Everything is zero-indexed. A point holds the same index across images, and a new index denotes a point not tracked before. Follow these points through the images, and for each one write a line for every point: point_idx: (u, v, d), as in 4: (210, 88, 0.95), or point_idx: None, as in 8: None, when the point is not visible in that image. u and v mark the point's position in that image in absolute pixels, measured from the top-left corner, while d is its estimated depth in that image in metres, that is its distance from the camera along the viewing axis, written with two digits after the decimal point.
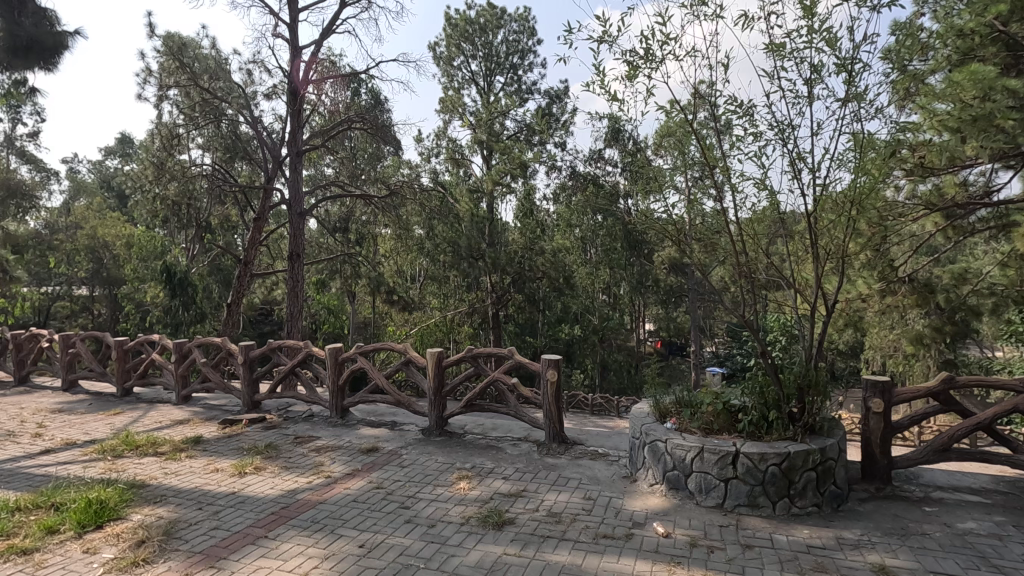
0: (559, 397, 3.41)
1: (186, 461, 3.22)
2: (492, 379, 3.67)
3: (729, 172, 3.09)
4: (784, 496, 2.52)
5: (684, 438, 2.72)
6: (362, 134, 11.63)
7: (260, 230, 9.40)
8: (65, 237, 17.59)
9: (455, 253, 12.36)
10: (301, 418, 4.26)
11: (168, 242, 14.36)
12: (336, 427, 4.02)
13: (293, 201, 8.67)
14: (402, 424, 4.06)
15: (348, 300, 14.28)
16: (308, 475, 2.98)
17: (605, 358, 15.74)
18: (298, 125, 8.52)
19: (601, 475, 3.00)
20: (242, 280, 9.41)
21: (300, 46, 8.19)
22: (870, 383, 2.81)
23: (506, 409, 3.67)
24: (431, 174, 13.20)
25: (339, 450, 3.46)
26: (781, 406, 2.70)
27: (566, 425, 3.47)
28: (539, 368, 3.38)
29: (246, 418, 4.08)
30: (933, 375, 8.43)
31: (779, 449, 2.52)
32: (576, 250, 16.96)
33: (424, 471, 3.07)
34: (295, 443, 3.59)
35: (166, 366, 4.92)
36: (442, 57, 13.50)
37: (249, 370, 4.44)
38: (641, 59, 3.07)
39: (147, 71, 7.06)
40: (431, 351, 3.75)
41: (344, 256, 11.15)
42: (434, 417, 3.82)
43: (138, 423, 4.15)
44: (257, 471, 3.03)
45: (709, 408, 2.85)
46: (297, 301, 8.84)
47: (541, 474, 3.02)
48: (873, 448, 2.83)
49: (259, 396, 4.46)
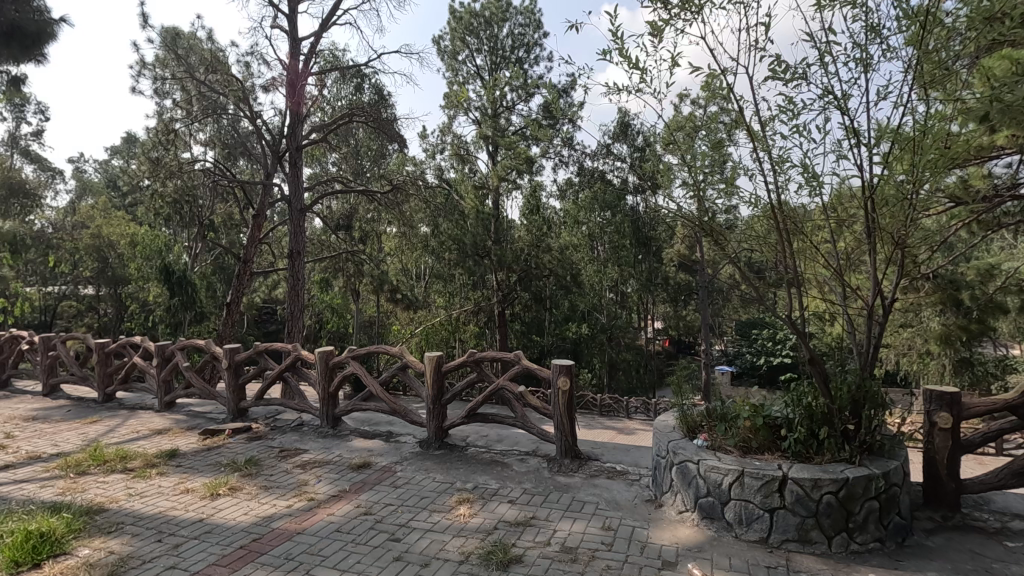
0: (571, 407, 3.15)
1: (156, 479, 3.00)
2: (498, 386, 3.41)
3: (771, 147, 2.67)
4: (842, 531, 2.25)
5: (720, 460, 2.45)
6: (366, 130, 11.43)
7: (260, 227, 9.17)
8: (68, 236, 17.49)
9: (461, 251, 12.01)
10: (289, 427, 4.04)
11: (172, 241, 14.22)
12: (327, 438, 3.79)
13: (293, 195, 8.42)
14: (399, 435, 3.81)
15: (352, 300, 14.09)
16: (288, 498, 2.74)
17: (614, 358, 15.43)
18: (299, 119, 8.29)
19: (621, 498, 2.75)
20: (242, 278, 9.18)
21: (300, 38, 7.95)
22: (936, 395, 2.55)
23: (513, 418, 3.41)
24: (436, 170, 12.98)
25: (327, 466, 3.24)
26: (833, 422, 2.42)
27: (577, 438, 3.21)
28: (550, 375, 3.12)
29: (229, 429, 3.86)
30: (955, 375, 8.14)
31: (833, 473, 2.25)
32: (584, 247, 16.60)
33: (421, 492, 2.83)
34: (279, 458, 3.36)
35: (148, 371, 4.71)
36: (446, 51, 13.27)
37: (234, 375, 4.23)
38: (673, 11, 2.68)
39: (142, 63, 6.87)
40: (430, 354, 3.50)
41: (348, 254, 10.94)
42: (433, 426, 3.58)
43: (113, 433, 3.94)
44: (231, 493, 2.80)
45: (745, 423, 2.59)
46: (298, 300, 8.61)
47: (553, 497, 2.77)
48: (938, 469, 2.57)
49: (244, 403, 4.24)
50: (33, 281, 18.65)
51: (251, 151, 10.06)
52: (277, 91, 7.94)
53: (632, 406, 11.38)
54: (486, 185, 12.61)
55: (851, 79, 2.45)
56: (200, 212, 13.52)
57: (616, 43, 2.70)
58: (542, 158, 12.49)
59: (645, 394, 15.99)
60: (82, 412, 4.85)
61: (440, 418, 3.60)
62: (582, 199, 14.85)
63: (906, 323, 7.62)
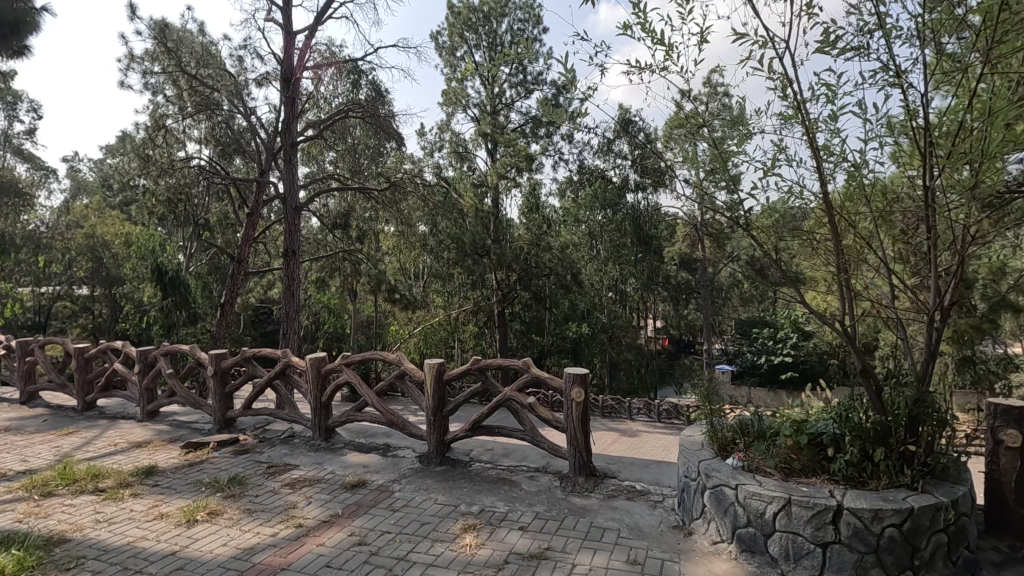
0: (586, 419, 2.99)
1: (128, 502, 2.81)
2: (506, 397, 3.23)
3: (813, 129, 2.29)
4: (907, 568, 2.08)
5: (761, 486, 2.29)
6: (364, 126, 11.24)
7: (254, 226, 8.93)
8: (61, 236, 17.27)
9: (459, 250, 11.78)
10: (279, 439, 3.87)
11: (166, 240, 14.02)
12: (320, 451, 3.62)
13: (288, 192, 8.19)
14: (396, 449, 3.63)
15: (349, 300, 13.91)
16: (274, 525, 2.55)
17: (615, 358, 15.21)
18: (294, 114, 8.10)
19: (645, 525, 2.59)
20: (236, 279, 8.95)
21: (294, 31, 7.72)
22: (1003, 412, 2.50)
23: (521, 432, 3.22)
24: (435, 169, 12.80)
25: (318, 485, 3.07)
26: (890, 440, 2.32)
27: (592, 453, 3.06)
28: (563, 385, 2.97)
29: (213, 442, 3.69)
30: (964, 376, 8.00)
31: (892, 499, 2.11)
32: (583, 246, 15.82)
33: (424, 517, 2.65)
34: (267, 476, 3.19)
35: (130, 378, 4.54)
36: (444, 47, 13.07)
37: (221, 383, 4.07)
38: None
39: (131, 56, 6.65)
40: (431, 362, 3.31)
41: (345, 253, 10.74)
42: (433, 441, 3.38)
43: (88, 447, 3.75)
44: (210, 518, 2.61)
45: (787, 441, 2.47)
46: (293, 300, 8.40)
47: (570, 523, 2.59)
48: (1006, 492, 2.50)
49: (231, 412, 4.08)
50: (26, 282, 18.40)
51: (244, 148, 9.85)
52: (270, 84, 7.74)
53: (634, 407, 11.19)
54: (485, 182, 12.45)
55: (900, 65, 2.03)
56: (195, 211, 13.31)
57: (638, 15, 2.39)
58: (542, 156, 12.36)
59: (646, 394, 15.83)
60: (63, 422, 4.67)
61: (441, 432, 3.40)
62: (582, 198, 14.68)
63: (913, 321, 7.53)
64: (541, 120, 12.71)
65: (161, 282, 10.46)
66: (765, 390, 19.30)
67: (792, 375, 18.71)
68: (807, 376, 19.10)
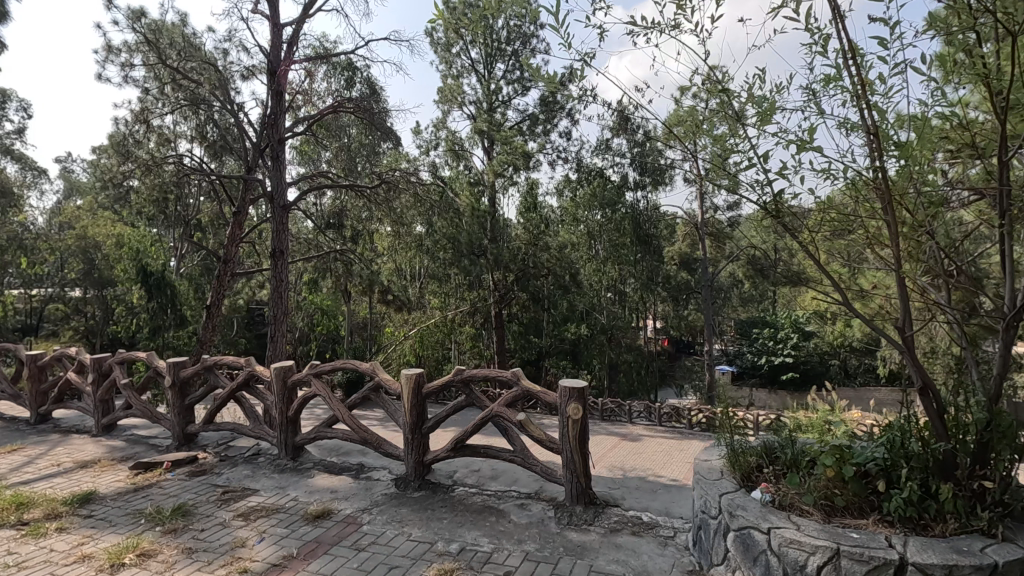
0: (583, 439, 2.78)
1: (52, 538, 2.67)
2: (492, 414, 3.02)
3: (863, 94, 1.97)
4: None
5: (803, 532, 2.02)
6: (358, 122, 10.98)
7: (241, 225, 8.63)
8: (53, 238, 17.12)
9: (456, 250, 11.43)
10: (240, 459, 3.87)
11: (158, 241, 13.81)
12: (285, 472, 3.57)
13: (276, 191, 7.93)
14: (371, 471, 3.52)
15: (342, 302, 13.70)
16: (216, 570, 2.33)
17: (614, 359, 14.77)
18: (280, 109, 7.80)
19: (656, 567, 2.35)
20: (223, 279, 8.62)
21: (282, 23, 7.45)
22: None
23: (510, 452, 3.01)
24: (430, 168, 12.57)
25: (274, 516, 2.90)
26: (958, 471, 2.13)
27: (592, 479, 2.85)
28: (559, 401, 2.80)
29: (165, 462, 3.69)
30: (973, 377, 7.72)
31: (968, 552, 1.85)
32: (582, 246, 15.68)
33: (397, 559, 2.40)
34: (218, 504, 3.06)
35: (85, 390, 4.68)
36: (440, 43, 12.81)
37: (180, 397, 4.15)
38: None
39: (109, 48, 6.38)
40: (407, 374, 3.16)
41: (336, 253, 10.41)
42: (411, 462, 3.25)
43: (29, 469, 3.77)
44: (140, 561, 2.41)
45: (827, 470, 2.25)
46: (281, 302, 8.09)
47: (571, 565, 2.34)
48: None
49: (190, 428, 4.16)
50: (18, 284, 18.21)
51: (232, 146, 9.61)
52: (256, 78, 7.48)
53: (636, 410, 10.94)
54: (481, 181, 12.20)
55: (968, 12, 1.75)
56: (186, 211, 13.07)
57: None
58: (539, 155, 12.17)
59: (646, 395, 15.62)
60: (26, 442, 4.49)
61: (420, 452, 3.26)
62: (580, 197, 14.44)
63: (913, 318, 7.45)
64: (538, 117, 12.48)
65: (146, 283, 10.12)
66: (766, 390, 19.10)
67: (793, 375, 18.52)
68: (808, 376, 18.91)
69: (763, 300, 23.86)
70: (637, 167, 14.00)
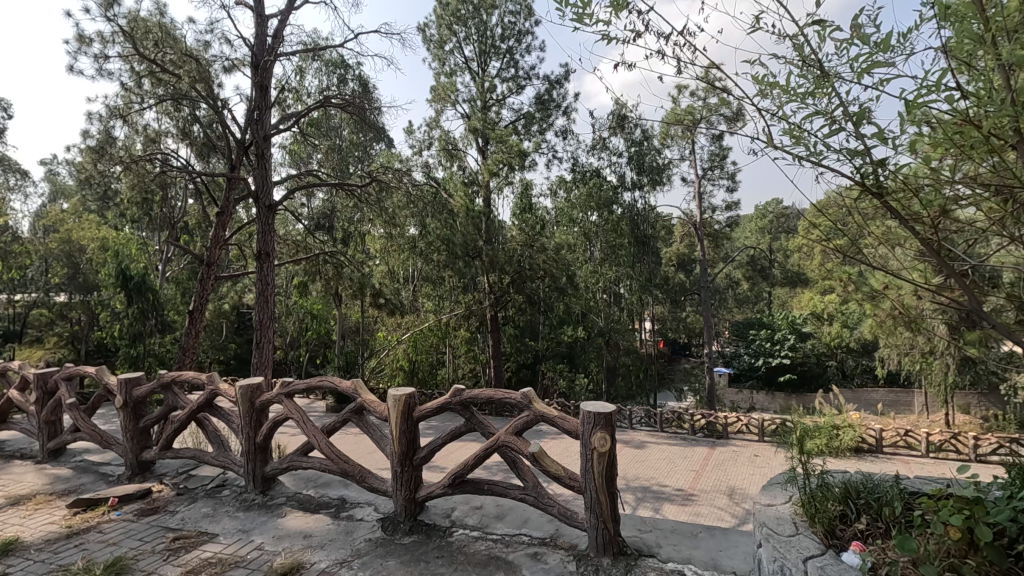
0: (611, 480, 2.49)
1: None
2: (499, 443, 2.75)
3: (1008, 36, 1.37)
4: None
5: None
6: (349, 118, 10.63)
7: (225, 226, 8.24)
8: (36, 242, 16.75)
9: (450, 252, 11.25)
10: (203, 492, 3.59)
11: (143, 245, 13.44)
12: (254, 510, 3.28)
13: (260, 189, 7.54)
14: (355, 508, 3.24)
15: (332, 306, 13.40)
16: None
17: (612, 363, 14.17)
18: (265, 105, 7.48)
19: None
20: (206, 282, 8.20)
21: (267, 15, 7.09)
22: None
23: (521, 488, 2.74)
24: (424, 168, 12.36)
25: (233, 572, 2.58)
26: None
27: (620, 524, 2.54)
28: (582, 431, 2.52)
29: (112, 497, 3.43)
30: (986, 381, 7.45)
31: None
32: (579, 247, 14.93)
33: None
34: (170, 555, 2.76)
35: (29, 411, 4.47)
36: (432, 40, 12.51)
37: (132, 419, 3.93)
38: None
39: (81, 38, 6.01)
40: (398, 398, 2.90)
41: (325, 255, 9.96)
42: (403, 499, 2.97)
43: None
44: None
45: (950, 531, 1.90)
46: (267, 307, 7.65)
47: None
48: None
49: (144, 453, 3.93)
50: None
51: (217, 144, 9.29)
52: (239, 72, 7.14)
53: (636, 416, 10.68)
54: (476, 180, 11.93)
55: None
56: (172, 212, 12.69)
57: None
58: (534, 154, 11.92)
59: (645, 398, 15.30)
60: None
61: (412, 487, 2.99)
62: (574, 198, 14.16)
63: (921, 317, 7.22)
64: (534, 116, 12.21)
65: (125, 288, 9.66)
66: (764, 392, 18.88)
67: (791, 377, 18.32)
68: (805, 378, 18.76)
69: (758, 300, 23.67)
70: (634, 166, 13.76)
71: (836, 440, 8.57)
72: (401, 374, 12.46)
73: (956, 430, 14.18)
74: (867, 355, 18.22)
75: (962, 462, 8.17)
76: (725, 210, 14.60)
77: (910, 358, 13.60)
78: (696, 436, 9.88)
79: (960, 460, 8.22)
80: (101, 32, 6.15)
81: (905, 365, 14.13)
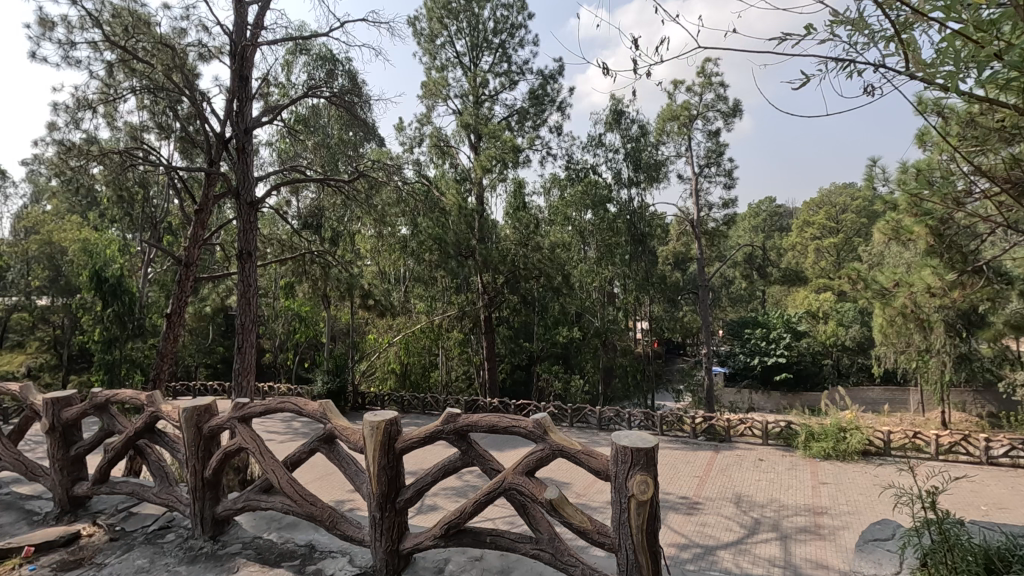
0: (651, 534, 2.18)
1: None
2: (507, 484, 2.46)
3: None
4: None
5: None
6: (336, 112, 10.23)
7: (204, 224, 7.86)
8: (15, 243, 16.21)
9: (442, 251, 10.82)
10: (141, 543, 3.25)
11: (124, 247, 13.02)
12: (203, 565, 2.93)
13: (241, 185, 7.16)
14: (319, 556, 2.95)
15: (320, 309, 13.01)
16: None
17: (609, 363, 13.82)
18: (245, 96, 7.08)
19: None
20: (184, 284, 7.78)
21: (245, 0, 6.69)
22: None
23: (533, 538, 2.42)
24: (415, 166, 12.03)
25: None
26: None
27: None
28: (614, 471, 2.25)
29: (29, 547, 3.11)
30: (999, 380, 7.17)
31: None
32: (573, 246, 14.47)
33: None
34: None
35: None
36: (423, 34, 12.13)
37: (63, 449, 3.70)
38: None
39: (44, 23, 5.60)
40: (375, 431, 2.63)
41: (309, 254, 9.54)
42: (383, 548, 2.69)
43: None
44: None
45: None
46: (249, 310, 7.22)
47: None
48: None
49: (76, 489, 3.70)
50: None
51: (195, 139, 8.85)
52: (217, 61, 6.77)
53: (634, 419, 10.42)
54: (467, 178, 11.75)
55: None
56: (153, 213, 12.27)
57: None
58: (527, 151, 11.64)
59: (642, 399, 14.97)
60: None
61: (392, 536, 2.70)
62: (569, 196, 13.87)
63: (931, 315, 6.97)
64: (527, 112, 11.91)
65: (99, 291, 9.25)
66: (760, 391, 18.70)
67: (787, 376, 18.00)
68: (801, 377, 18.58)
69: (752, 299, 23.55)
70: (630, 162, 13.47)
71: (843, 443, 8.30)
72: (394, 377, 13.05)
73: (954, 428, 14.06)
74: (863, 353, 18.09)
75: (971, 465, 7.92)
76: (722, 207, 14.35)
77: (907, 357, 13.49)
78: (698, 439, 9.57)
79: (970, 462, 7.97)
80: (66, 16, 5.74)
81: (901, 364, 13.98)
